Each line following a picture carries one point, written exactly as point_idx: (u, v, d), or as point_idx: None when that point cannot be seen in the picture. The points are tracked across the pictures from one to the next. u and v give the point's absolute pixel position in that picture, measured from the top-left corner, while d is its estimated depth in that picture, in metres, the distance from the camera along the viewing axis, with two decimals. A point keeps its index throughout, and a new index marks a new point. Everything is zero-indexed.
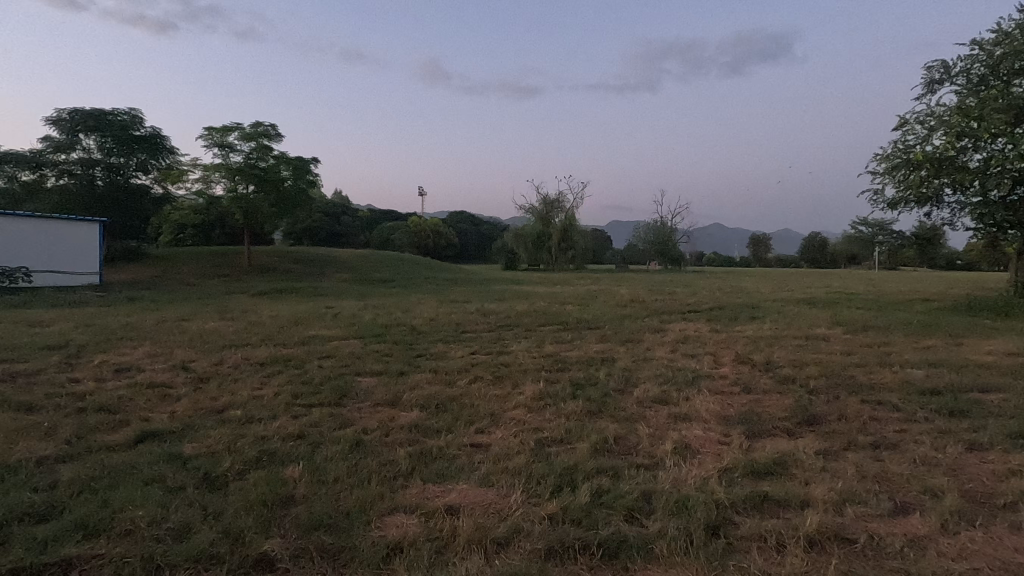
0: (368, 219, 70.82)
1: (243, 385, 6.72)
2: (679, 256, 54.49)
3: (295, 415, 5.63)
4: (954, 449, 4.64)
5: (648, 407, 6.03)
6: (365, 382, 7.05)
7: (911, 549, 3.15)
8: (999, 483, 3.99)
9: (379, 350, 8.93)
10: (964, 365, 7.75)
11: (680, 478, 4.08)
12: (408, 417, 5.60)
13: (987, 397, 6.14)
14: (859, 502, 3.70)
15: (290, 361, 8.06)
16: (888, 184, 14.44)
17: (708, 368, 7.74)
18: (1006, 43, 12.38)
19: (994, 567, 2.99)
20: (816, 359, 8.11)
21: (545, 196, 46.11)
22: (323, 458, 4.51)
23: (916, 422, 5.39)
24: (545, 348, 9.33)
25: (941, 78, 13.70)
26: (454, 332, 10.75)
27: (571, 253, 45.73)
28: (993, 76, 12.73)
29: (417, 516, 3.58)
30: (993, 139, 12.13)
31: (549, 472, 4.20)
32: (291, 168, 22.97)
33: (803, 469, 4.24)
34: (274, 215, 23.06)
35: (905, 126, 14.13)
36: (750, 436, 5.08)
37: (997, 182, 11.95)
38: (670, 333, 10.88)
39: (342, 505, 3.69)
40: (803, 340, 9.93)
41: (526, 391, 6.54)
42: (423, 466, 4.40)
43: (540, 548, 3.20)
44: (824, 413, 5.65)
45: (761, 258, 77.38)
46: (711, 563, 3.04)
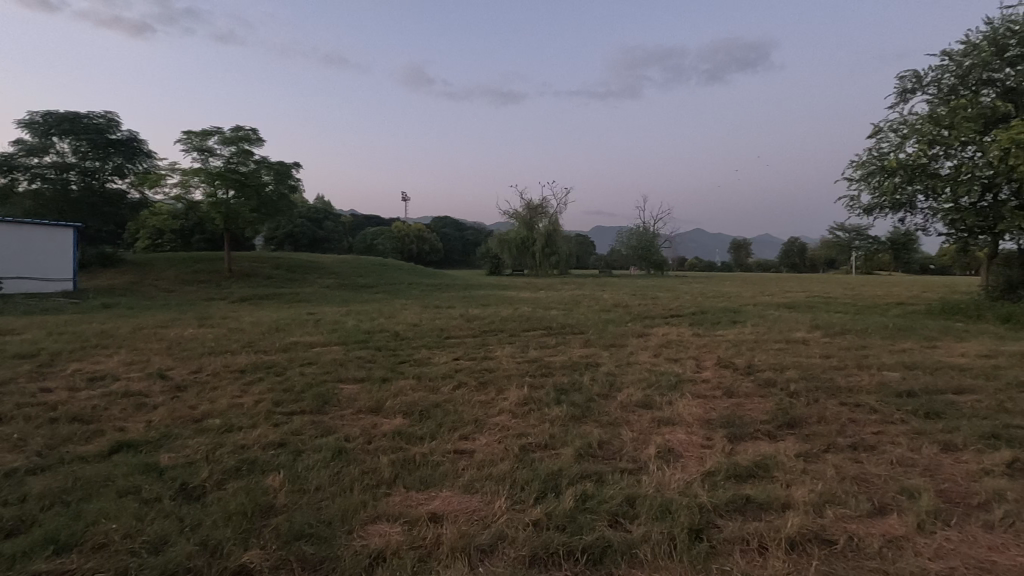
0: (351, 226, 70.60)
1: (222, 393, 6.60)
2: (661, 261, 55.05)
3: (275, 423, 5.55)
4: (929, 449, 4.75)
5: (632, 411, 6.06)
6: (348, 388, 6.98)
7: (889, 550, 3.20)
8: (973, 483, 4.08)
9: (362, 357, 8.83)
10: (939, 367, 7.94)
11: (663, 482, 4.10)
12: (391, 424, 5.55)
13: (960, 399, 6.30)
14: (838, 503, 3.76)
15: (271, 368, 7.95)
16: (864, 190, 14.79)
17: (690, 372, 7.81)
18: (974, 54, 12.74)
19: (970, 566, 3.05)
20: (797, 363, 8.24)
21: (528, 201, 46.32)
22: (305, 466, 4.45)
23: (893, 423, 5.50)
24: (529, 353, 9.33)
25: (913, 87, 14.06)
26: (438, 338, 10.69)
27: (555, 259, 45.85)
28: (963, 86, 13.10)
29: (401, 524, 3.54)
30: (963, 148, 12.50)
31: (533, 478, 4.19)
32: (273, 172, 22.78)
33: (785, 471, 4.30)
34: (255, 219, 22.73)
35: (879, 134, 14.48)
36: (731, 439, 5.14)
37: (968, 189, 12.30)
38: (654, 338, 10.94)
39: (324, 515, 3.64)
40: (783, 343, 10.07)
41: (511, 397, 6.52)
42: (407, 473, 4.36)
43: (524, 556, 3.18)
44: (804, 415, 5.74)
45: (742, 264, 78.28)
46: (695, 566, 3.06)
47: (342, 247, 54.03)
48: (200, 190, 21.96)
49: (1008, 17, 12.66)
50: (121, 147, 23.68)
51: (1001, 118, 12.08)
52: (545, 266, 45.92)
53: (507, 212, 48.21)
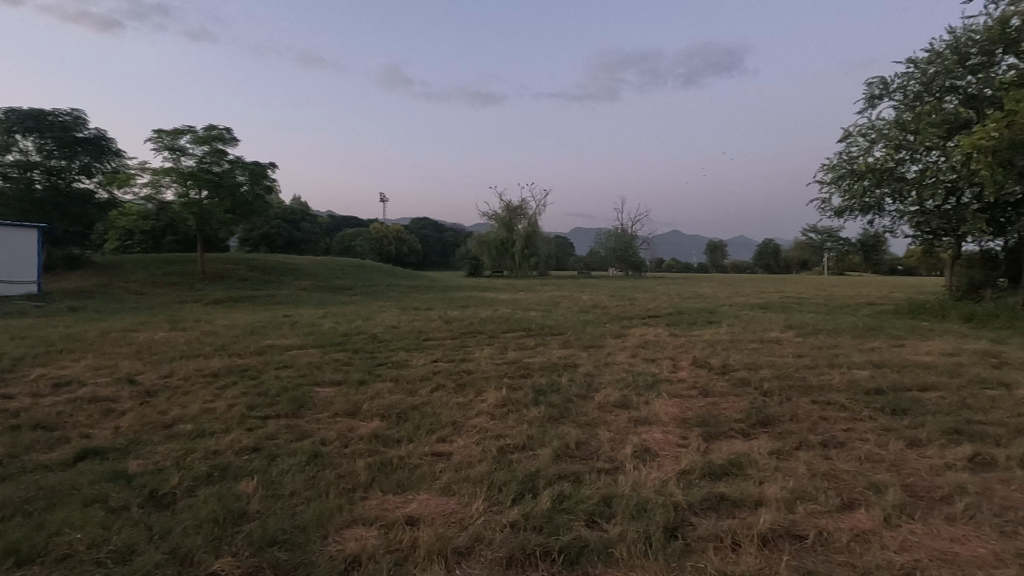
0: (328, 227, 69.81)
1: (194, 398, 6.46)
2: (639, 263, 55.63)
3: (249, 428, 5.44)
4: (896, 446, 4.89)
5: (610, 411, 6.10)
6: (324, 392, 6.88)
7: (856, 543, 3.28)
8: (937, 477, 4.21)
9: (339, 359, 8.73)
10: (905, 365, 8.18)
11: (639, 481, 4.14)
12: (368, 427, 5.50)
13: (926, 396, 6.49)
14: (809, 499, 3.85)
15: (245, 372, 7.80)
16: (835, 193, 15.17)
17: (667, 372, 7.91)
18: (938, 62, 13.16)
19: (933, 557, 3.14)
20: (771, 362, 8.42)
21: (508, 203, 46.43)
22: (279, 471, 4.38)
23: (862, 421, 5.64)
24: (508, 355, 9.33)
25: (880, 93, 14.48)
26: (416, 340, 10.61)
27: (534, 260, 45.90)
28: (927, 93, 13.51)
29: (377, 528, 3.51)
30: (928, 152, 12.91)
31: (510, 479, 4.19)
32: (247, 172, 22.40)
33: (757, 469, 4.37)
34: (229, 221, 22.31)
35: (848, 138, 14.87)
36: (706, 437, 5.23)
37: (933, 192, 12.70)
38: (632, 338, 11.04)
39: (298, 520, 3.59)
40: (758, 343, 10.26)
41: (489, 398, 6.53)
42: (384, 476, 4.32)
43: (502, 557, 3.18)
44: (777, 413, 5.86)
45: (718, 265, 79.48)
46: (670, 565, 3.10)
47: (319, 248, 53.42)
48: (171, 191, 21.51)
49: (969, 27, 13.08)
50: (89, 145, 23.01)
51: (964, 124, 12.50)
52: (525, 267, 45.94)
53: (486, 213, 48.20)
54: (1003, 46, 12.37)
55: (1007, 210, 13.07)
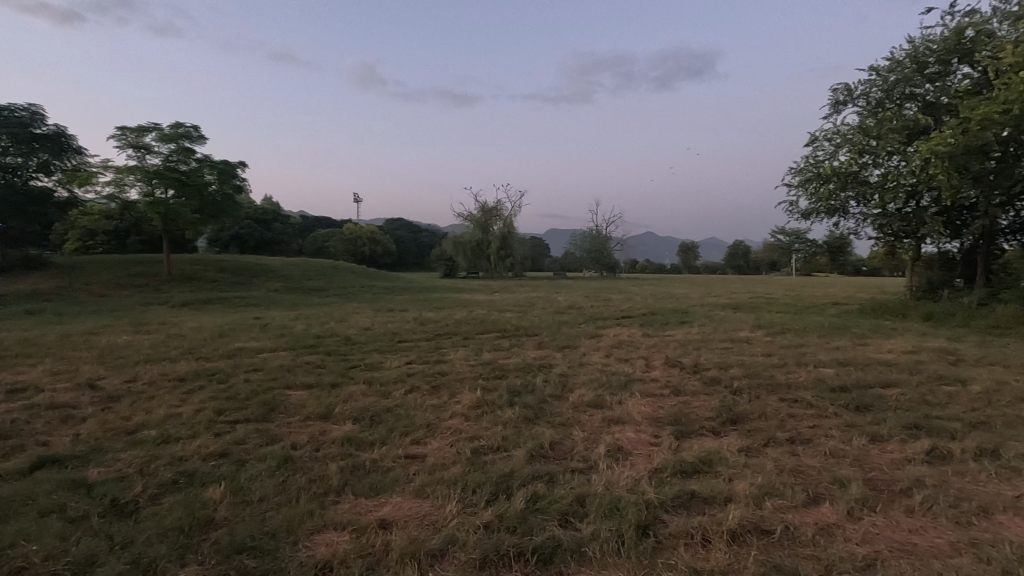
0: (300, 228, 68.65)
1: (159, 403, 6.27)
2: (614, 264, 56.13)
3: (218, 433, 5.31)
4: (859, 441, 5.04)
5: (584, 411, 6.15)
6: (296, 395, 6.76)
7: (821, 536, 3.38)
8: (897, 471, 4.35)
9: (312, 362, 8.59)
10: (869, 363, 8.44)
11: (612, 480, 4.18)
12: (341, 430, 5.43)
13: (888, 393, 6.71)
14: (777, 495, 3.94)
15: (213, 375, 7.62)
16: (802, 196, 15.60)
17: (640, 372, 8.00)
18: (898, 70, 13.61)
19: (893, 548, 3.25)
20: (740, 361, 8.59)
21: (483, 204, 46.37)
22: (248, 477, 4.28)
23: (827, 417, 5.80)
24: (483, 356, 9.32)
25: (845, 99, 14.92)
26: (390, 342, 10.52)
27: (510, 261, 45.90)
28: (888, 100, 13.97)
29: (349, 533, 3.47)
30: (889, 157, 13.35)
31: (485, 481, 4.19)
32: (216, 171, 21.90)
33: (727, 466, 4.45)
34: (197, 221, 21.75)
35: (815, 143, 15.28)
36: (678, 436, 5.30)
37: (894, 196, 13.15)
38: (606, 338, 11.14)
39: (267, 526, 3.51)
40: (729, 343, 10.47)
41: (464, 399, 6.52)
42: (356, 480, 4.27)
43: (475, 559, 3.18)
44: (746, 411, 5.98)
45: (690, 266, 80.79)
46: (641, 562, 3.14)
47: (291, 249, 52.52)
48: (136, 189, 20.88)
49: (927, 37, 13.58)
50: (48, 142, 22.11)
51: (923, 130, 12.96)
52: (500, 268, 45.89)
53: (462, 214, 48.04)
54: (958, 55, 12.91)
55: (963, 213, 13.64)
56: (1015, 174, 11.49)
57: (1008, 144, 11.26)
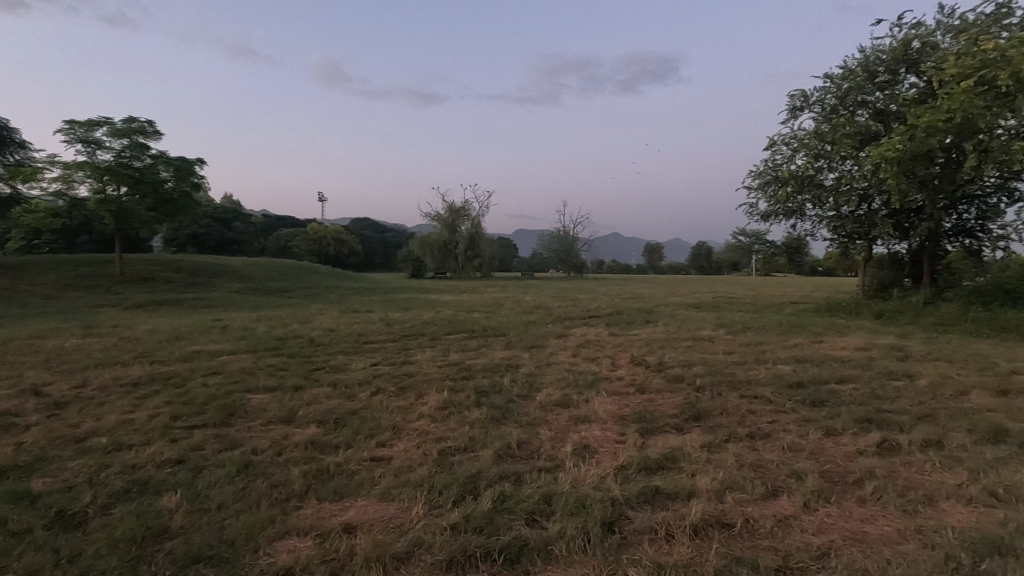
0: (262, 227, 66.93)
1: (110, 409, 6.00)
2: (581, 264, 56.69)
3: (174, 439, 5.13)
4: (815, 435, 5.22)
5: (551, 410, 6.18)
6: (257, 399, 6.58)
7: (779, 528, 3.49)
8: (850, 463, 4.53)
9: (274, 364, 8.39)
10: (824, 359, 8.76)
11: (579, 478, 4.22)
12: (304, 434, 5.31)
13: (842, 388, 6.98)
14: (737, 489, 4.04)
15: (170, 379, 7.35)
16: (762, 199, 16.10)
17: (606, 371, 8.11)
18: (851, 78, 14.18)
19: (847, 537, 3.38)
20: (703, 359, 8.80)
21: (450, 204, 46.14)
22: (206, 484, 4.14)
23: (786, 413, 5.99)
24: (450, 357, 9.25)
25: (801, 105, 15.45)
26: (356, 343, 10.36)
27: (478, 261, 45.81)
28: (842, 106, 14.54)
29: (312, 538, 3.40)
30: (843, 161, 13.90)
31: (451, 481, 4.17)
32: (172, 168, 21.11)
33: (690, 462, 4.55)
34: (152, 219, 20.93)
35: (774, 147, 15.79)
36: (643, 433, 5.39)
37: (847, 199, 13.70)
38: (572, 338, 11.22)
39: (225, 534, 3.41)
40: (691, 341, 10.70)
41: (431, 400, 6.47)
42: (320, 484, 4.18)
43: (441, 560, 3.15)
44: (708, 408, 6.12)
45: (655, 265, 82.29)
46: (607, 558, 3.17)
47: (253, 249, 51.13)
48: (86, 186, 19.97)
49: (877, 47, 14.19)
50: None
51: (874, 136, 13.53)
52: (468, 268, 45.78)
53: (429, 214, 47.69)
54: (905, 65, 13.53)
55: (910, 216, 14.31)
56: (957, 180, 12.14)
57: (951, 151, 11.88)
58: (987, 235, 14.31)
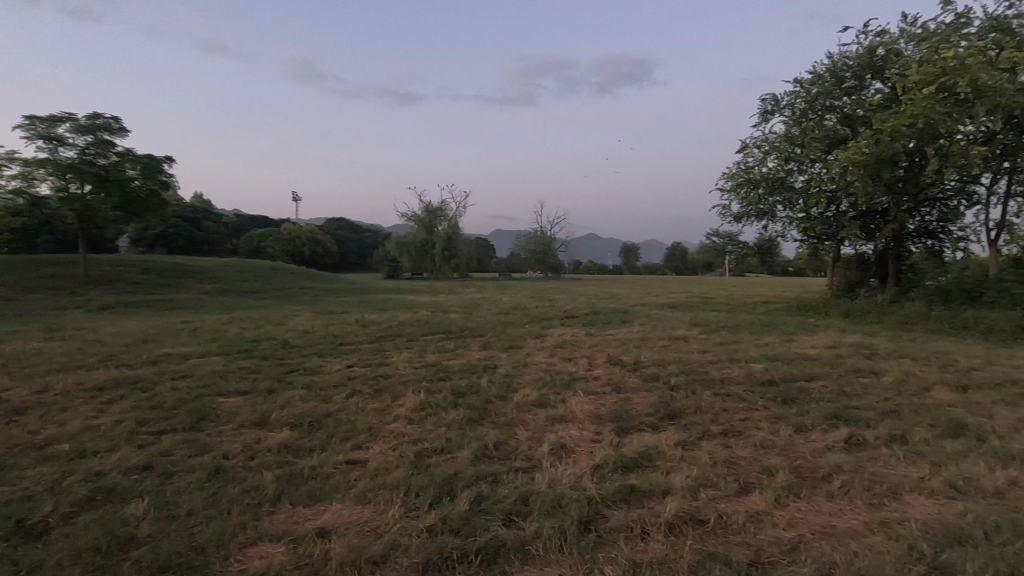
0: (235, 227, 65.58)
1: (73, 415, 5.80)
2: (558, 265, 56.95)
3: (141, 445, 4.98)
4: (785, 432, 5.34)
5: (528, 410, 6.20)
6: (228, 402, 6.43)
7: (750, 523, 3.55)
8: (819, 459, 4.64)
9: (246, 367, 8.22)
10: (794, 357, 8.96)
11: (555, 478, 4.24)
12: (277, 438, 5.21)
13: (811, 385, 7.16)
14: (710, 485, 4.11)
15: (137, 383, 7.14)
16: (734, 200, 16.40)
17: (583, 371, 8.16)
18: (819, 83, 14.54)
19: (815, 531, 3.46)
20: (678, 358, 8.92)
21: (427, 204, 45.85)
22: (175, 490, 4.03)
23: (757, 410, 6.11)
24: (427, 358, 9.19)
25: (772, 109, 15.80)
26: (331, 345, 10.23)
27: (455, 262, 45.68)
28: (811, 110, 14.90)
29: (285, 543, 3.34)
30: (812, 164, 14.25)
31: (428, 483, 4.14)
32: (139, 166, 20.52)
33: (665, 460, 4.61)
34: (118, 219, 20.31)
35: (745, 150, 16.11)
36: (619, 432, 5.44)
37: (816, 201, 14.05)
38: (550, 338, 11.26)
39: (195, 542, 3.33)
40: (666, 340, 10.84)
41: (407, 402, 6.42)
42: (293, 489, 4.11)
43: (418, 563, 3.13)
44: (683, 406, 6.21)
45: (631, 266, 83.17)
46: (583, 557, 3.19)
47: (224, 249, 50.06)
48: (47, 184, 19.29)
49: (844, 53, 14.58)
50: None
51: (841, 140, 13.90)
52: (445, 269, 45.60)
53: (406, 215, 47.33)
54: (871, 72, 13.95)
55: (876, 217, 14.74)
56: (920, 183, 12.56)
57: (914, 155, 12.29)
58: (947, 236, 14.85)
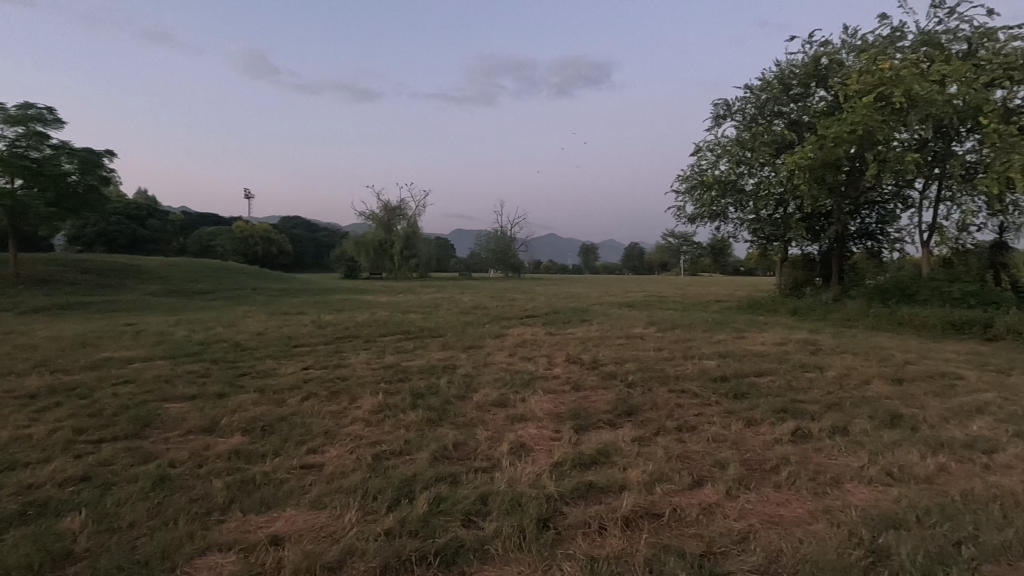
0: (182, 224, 62.89)
1: (2, 425, 5.43)
2: (519, 264, 57.18)
3: (78, 454, 4.71)
4: (737, 426, 5.52)
5: (487, 410, 6.19)
6: (175, 408, 6.17)
7: (703, 516, 3.66)
8: (768, 451, 4.82)
9: (194, 371, 7.89)
10: (745, 354, 9.28)
11: (515, 477, 4.25)
12: (228, 443, 5.03)
13: (761, 381, 7.43)
14: (665, 480, 4.21)
15: (74, 390, 6.75)
16: (689, 202, 16.85)
17: (543, 370, 8.21)
18: (769, 89, 15.09)
19: (764, 521, 3.60)
20: (635, 356, 9.11)
21: (385, 203, 45.08)
22: (115, 502, 3.83)
23: (710, 405, 6.30)
24: (385, 359, 9.06)
25: (724, 114, 16.29)
26: (286, 347, 9.94)
27: (415, 261, 45.24)
28: (761, 116, 15.44)
29: (236, 553, 3.23)
30: (762, 167, 14.78)
31: (386, 486, 4.08)
32: (76, 160, 19.45)
33: (622, 456, 4.69)
34: (53, 215, 19.17)
35: (699, 153, 16.56)
36: (577, 430, 5.50)
37: (766, 203, 14.59)
38: (510, 338, 11.27)
39: (137, 555, 3.17)
40: (624, 339, 11.03)
41: (365, 404, 6.31)
42: (245, 496, 3.97)
43: (376, 567, 3.08)
44: (640, 403, 6.33)
45: (591, 266, 84.35)
46: (542, 555, 3.21)
47: (171, 247, 47.92)
48: None
49: (791, 61, 15.19)
50: None
51: (788, 145, 14.48)
52: (404, 269, 45.04)
53: (364, 213, 46.46)
54: (816, 80, 14.59)
55: (820, 219, 15.43)
56: (860, 187, 13.23)
57: (854, 160, 12.94)
58: (885, 237, 15.69)
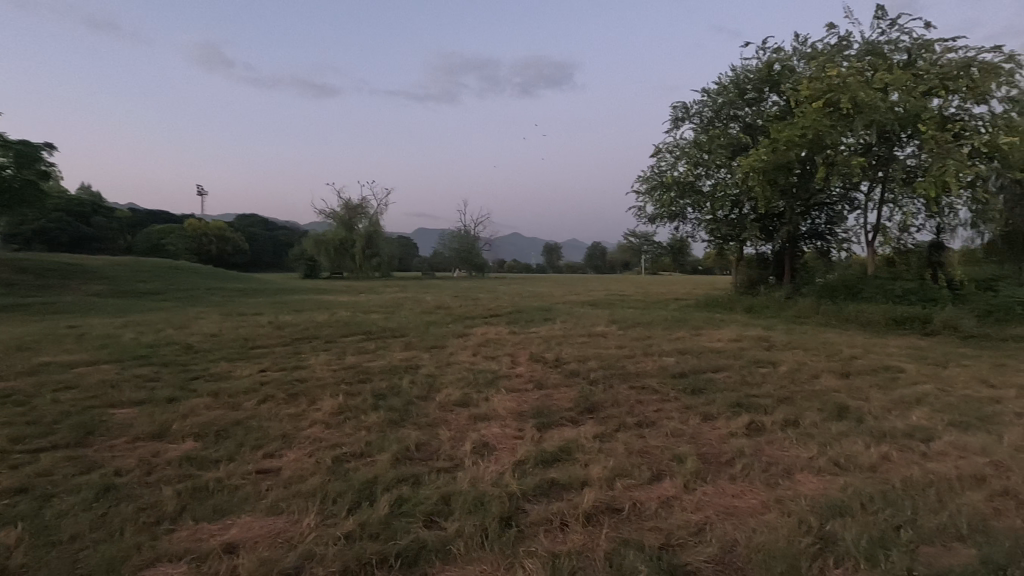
0: (129, 222, 60.15)
1: None
2: (482, 264, 57.12)
3: (13, 466, 4.44)
4: (694, 421, 5.67)
5: (450, 410, 6.16)
6: (122, 414, 5.89)
7: (662, 509, 3.74)
8: (723, 445, 4.97)
9: (143, 374, 7.56)
10: (703, 351, 9.53)
11: (477, 476, 4.25)
12: (179, 449, 4.84)
13: (718, 376, 7.65)
14: (625, 475, 4.29)
15: (9, 397, 6.36)
16: (649, 202, 17.17)
17: (506, 369, 8.22)
18: (725, 93, 15.51)
19: (719, 512, 3.71)
20: (597, 354, 9.22)
21: (347, 201, 44.14)
22: (55, 514, 3.63)
23: (670, 401, 6.44)
24: (346, 360, 8.88)
25: (682, 116, 16.66)
26: (242, 349, 9.64)
27: (377, 261, 44.58)
28: (717, 119, 15.85)
29: (187, 563, 3.11)
30: (718, 169, 15.20)
31: (346, 489, 4.01)
32: (11, 154, 18.29)
33: (584, 453, 4.75)
34: None
35: (659, 154, 16.89)
36: (540, 428, 5.53)
37: (722, 204, 15.02)
38: (473, 338, 11.23)
39: (80, 569, 3.02)
40: (586, 337, 11.15)
41: (325, 406, 6.18)
42: (197, 503, 3.84)
43: (335, 571, 3.03)
44: (602, 400, 6.42)
45: (554, 265, 84.99)
46: (505, 553, 3.22)
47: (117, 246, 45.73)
48: None
49: (746, 67, 15.67)
50: None
51: (743, 148, 14.95)
52: (366, 269, 44.25)
53: (325, 211, 45.74)
54: (769, 85, 15.09)
55: (774, 220, 15.98)
56: (810, 189, 13.78)
57: (805, 163, 13.46)
58: (833, 237, 16.38)
